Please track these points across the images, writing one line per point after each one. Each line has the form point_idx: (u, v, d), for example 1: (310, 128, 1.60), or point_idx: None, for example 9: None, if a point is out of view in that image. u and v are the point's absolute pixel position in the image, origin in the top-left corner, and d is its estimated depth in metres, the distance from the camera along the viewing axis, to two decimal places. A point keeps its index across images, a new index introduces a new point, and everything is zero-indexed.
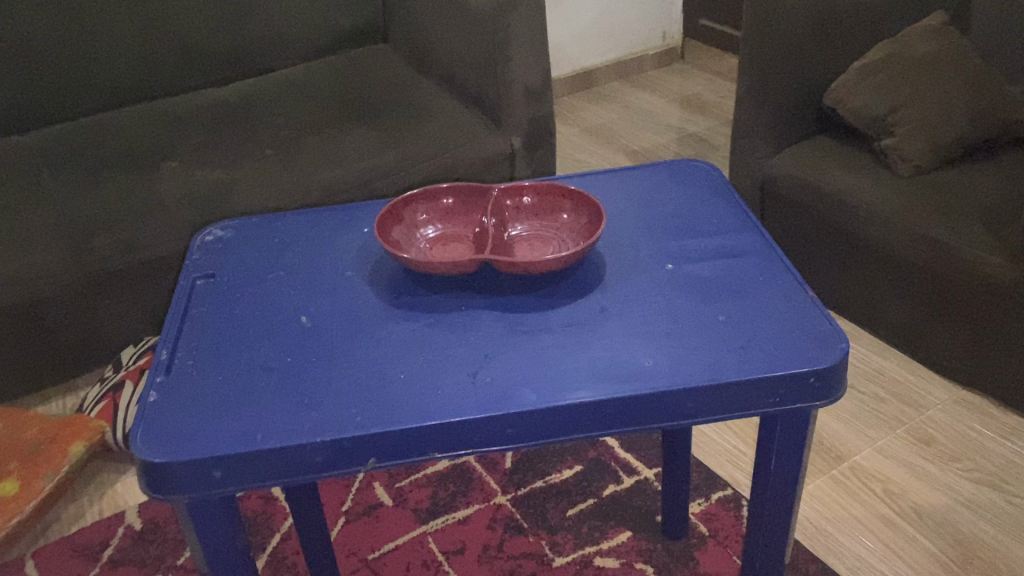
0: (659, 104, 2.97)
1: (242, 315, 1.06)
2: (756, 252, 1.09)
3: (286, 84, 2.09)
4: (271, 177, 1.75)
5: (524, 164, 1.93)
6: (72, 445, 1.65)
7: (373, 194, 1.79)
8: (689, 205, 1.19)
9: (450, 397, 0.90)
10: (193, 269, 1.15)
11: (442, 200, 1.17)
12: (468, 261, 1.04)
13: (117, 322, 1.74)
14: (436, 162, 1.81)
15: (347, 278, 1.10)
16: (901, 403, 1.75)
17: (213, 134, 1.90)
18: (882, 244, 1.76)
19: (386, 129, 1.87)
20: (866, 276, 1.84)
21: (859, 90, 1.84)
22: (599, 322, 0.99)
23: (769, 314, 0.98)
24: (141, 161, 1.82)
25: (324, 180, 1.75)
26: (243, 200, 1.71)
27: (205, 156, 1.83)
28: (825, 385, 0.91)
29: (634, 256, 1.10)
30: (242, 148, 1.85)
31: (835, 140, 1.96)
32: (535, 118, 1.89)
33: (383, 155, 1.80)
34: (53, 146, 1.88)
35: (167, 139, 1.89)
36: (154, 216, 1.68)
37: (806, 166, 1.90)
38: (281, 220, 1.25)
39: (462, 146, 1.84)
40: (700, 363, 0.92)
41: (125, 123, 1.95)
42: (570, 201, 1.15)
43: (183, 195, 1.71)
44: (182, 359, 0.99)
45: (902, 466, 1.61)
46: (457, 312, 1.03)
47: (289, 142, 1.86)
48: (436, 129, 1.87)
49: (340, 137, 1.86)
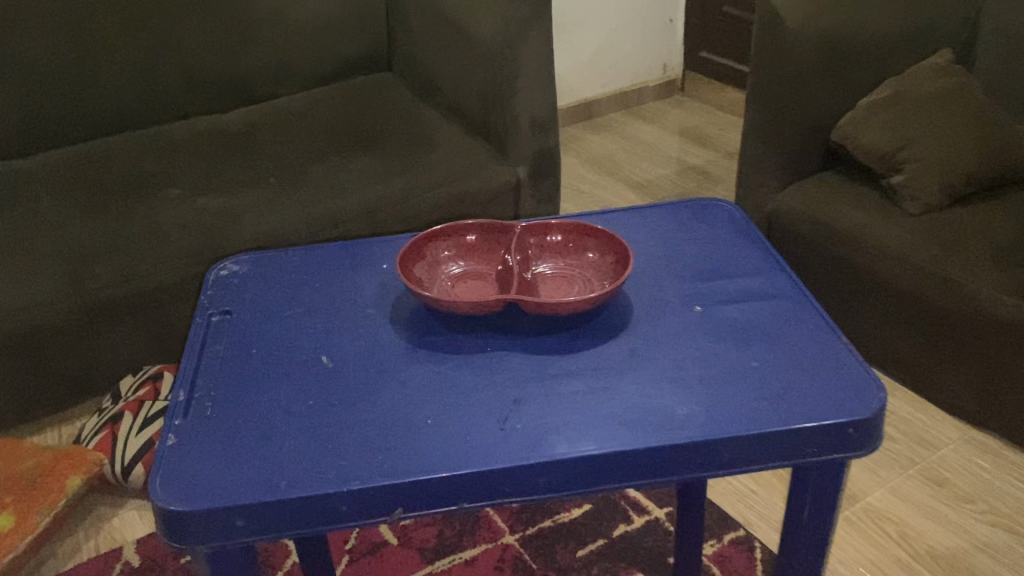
0: (660, 136, 2.97)
1: (261, 354, 1.03)
2: (784, 296, 1.07)
3: (292, 111, 2.07)
4: (277, 206, 1.73)
5: (530, 195, 1.92)
6: (68, 477, 1.61)
7: (380, 226, 1.77)
8: (714, 246, 1.17)
9: (480, 444, 0.87)
10: (208, 305, 1.12)
11: (465, 236, 1.14)
12: (494, 301, 1.01)
13: (118, 350, 1.71)
14: (445, 193, 1.80)
15: (368, 316, 1.08)
16: (913, 442, 1.73)
17: (218, 162, 1.88)
18: (895, 283, 1.75)
19: (394, 159, 1.86)
20: (876, 316, 1.83)
21: (868, 128, 1.83)
22: (628, 366, 0.97)
23: (803, 360, 0.97)
24: (145, 188, 1.79)
25: (331, 212, 1.73)
26: (248, 231, 1.68)
27: (209, 184, 1.81)
28: (863, 437, 0.89)
29: (662, 295, 1.08)
30: (247, 177, 1.82)
31: (843, 177, 1.96)
32: (542, 149, 1.87)
33: (391, 185, 1.78)
34: (54, 173, 1.85)
35: (171, 167, 1.86)
36: (157, 247, 1.65)
37: (817, 203, 1.89)
38: (298, 255, 1.22)
39: (471, 177, 1.82)
40: (734, 411, 0.90)
41: (127, 150, 1.92)
42: (597, 240, 1.12)
43: (188, 223, 1.69)
44: (200, 400, 0.96)
45: (916, 507, 1.59)
46: (483, 353, 1.00)
47: (295, 170, 1.84)
48: (444, 160, 1.85)
49: (347, 166, 1.84)
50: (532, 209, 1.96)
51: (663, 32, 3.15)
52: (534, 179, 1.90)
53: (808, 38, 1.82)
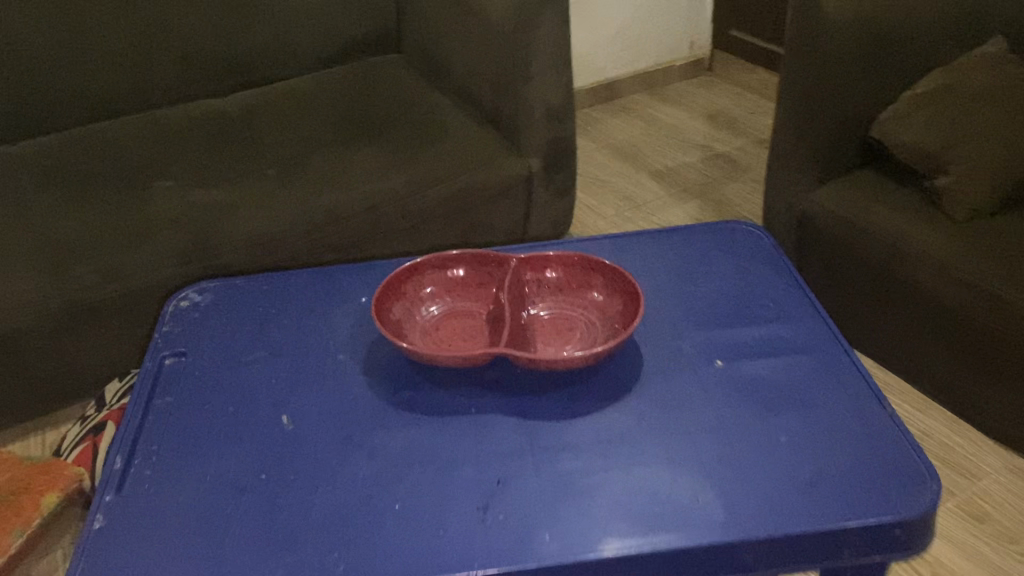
0: (685, 119, 2.67)
1: (215, 409, 0.90)
2: (817, 349, 0.92)
3: (292, 93, 1.74)
4: (273, 199, 1.42)
5: (543, 189, 1.61)
6: (43, 497, 1.24)
7: (382, 224, 1.47)
8: (738, 284, 1.02)
9: (456, 539, 0.74)
10: (162, 344, 0.99)
11: (451, 271, 1.00)
12: (479, 355, 0.87)
13: (98, 365, 1.40)
14: (452, 184, 1.50)
15: (340, 362, 0.94)
16: (950, 469, 1.36)
17: (208, 149, 1.55)
18: (946, 309, 1.33)
19: (400, 146, 1.54)
20: (922, 349, 1.42)
21: (909, 121, 1.42)
22: (633, 437, 0.83)
23: (839, 436, 0.82)
24: (128, 178, 1.48)
25: (327, 206, 1.42)
26: (239, 229, 1.37)
27: (202, 175, 1.49)
28: (909, 537, 0.76)
29: (676, 344, 0.93)
30: (240, 167, 1.51)
31: (877, 175, 1.53)
32: (557, 139, 1.58)
33: (393, 178, 1.47)
34: (34, 160, 1.54)
35: (159, 152, 1.55)
36: (142, 244, 1.34)
37: (848, 202, 1.47)
38: (269, 285, 1.08)
39: (482, 167, 1.52)
40: (755, 503, 0.76)
41: (116, 133, 1.61)
42: (603, 276, 0.98)
43: (175, 218, 1.38)
44: (139, 468, 0.84)
45: (971, 559, 1.23)
46: (467, 416, 0.86)
47: (292, 158, 1.52)
48: (456, 148, 1.54)
49: (347, 155, 1.52)
50: (543, 205, 1.65)
51: (692, 5, 2.82)
52: (548, 172, 1.60)
53: (925, 17, 1.46)
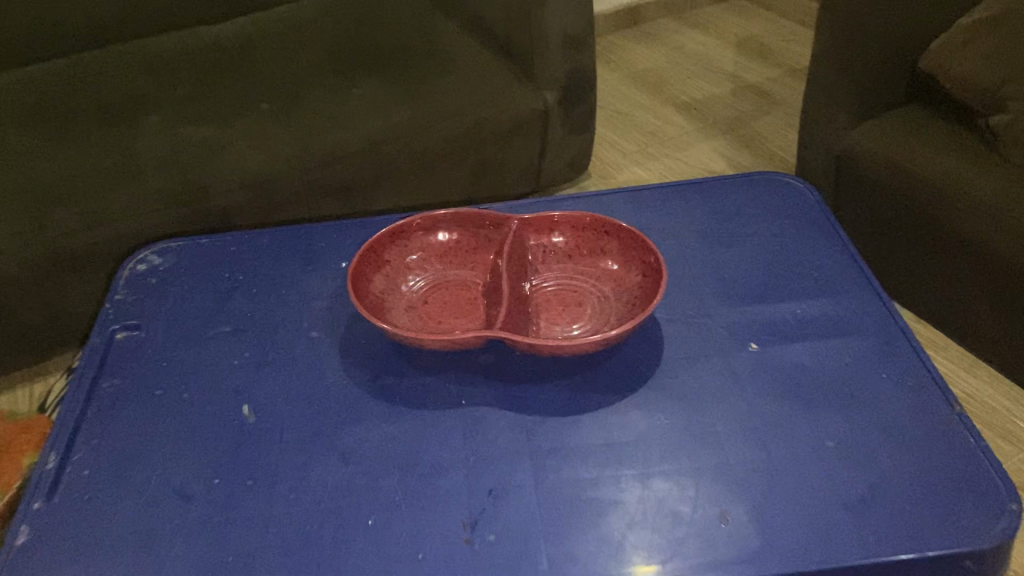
0: (714, 48, 2.47)
1: (168, 397, 0.78)
2: (869, 330, 0.78)
3: (293, 22, 1.53)
4: (268, 137, 1.23)
5: (558, 124, 1.43)
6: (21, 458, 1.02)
7: (382, 165, 1.28)
8: (775, 249, 0.88)
9: (435, 565, 0.62)
10: (113, 317, 0.87)
11: (444, 236, 0.87)
12: (469, 338, 0.75)
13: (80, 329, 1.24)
14: (459, 122, 1.31)
15: (313, 340, 0.82)
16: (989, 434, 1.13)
17: (201, 83, 1.36)
18: (1008, 268, 1.07)
19: (405, 79, 1.34)
20: (975, 314, 1.17)
21: (967, 50, 1.14)
22: (650, 438, 0.70)
23: (896, 440, 0.69)
24: (114, 114, 1.29)
25: (325, 144, 1.24)
26: (232, 169, 1.19)
27: (194, 108, 1.30)
28: (983, 568, 0.63)
29: (701, 324, 0.80)
30: (234, 101, 1.31)
31: (927, 111, 1.26)
32: (575, 70, 1.39)
33: (398, 113, 1.28)
34: (15, 93, 1.35)
35: (146, 85, 1.36)
36: (128, 185, 1.16)
37: (894, 140, 1.22)
38: (237, 246, 0.95)
39: (493, 101, 1.33)
40: (792, 522, 0.64)
41: (102, 65, 1.42)
42: (617, 241, 0.84)
43: (165, 157, 1.20)
44: (77, 470, 0.72)
45: None
46: (455, 409, 0.74)
47: (291, 93, 1.33)
48: (469, 80, 1.35)
49: (349, 90, 1.32)
50: (559, 139, 1.47)
51: None
52: (564, 105, 1.42)
53: None
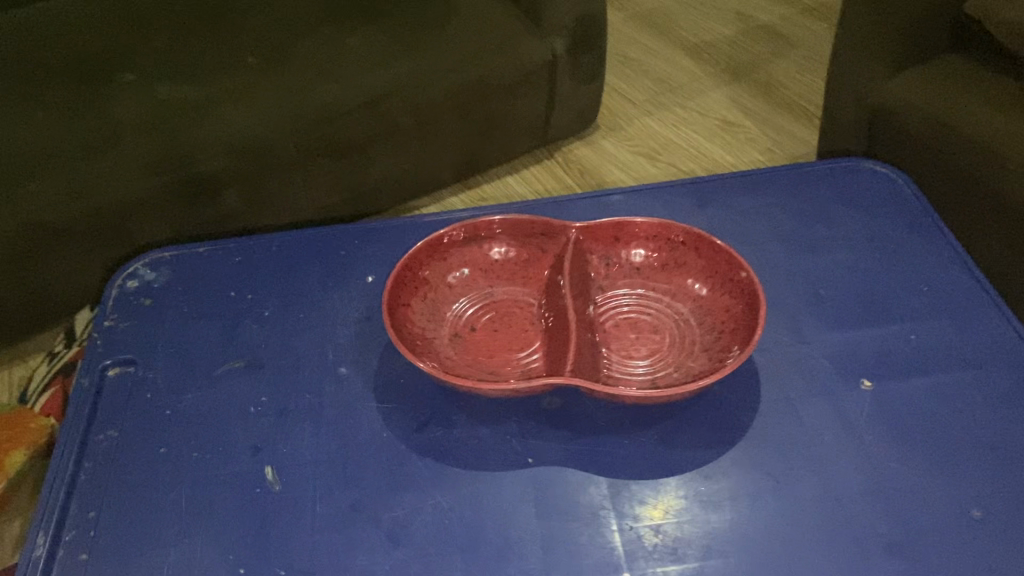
0: None
1: (173, 456, 0.65)
2: (996, 363, 0.66)
3: None
4: (250, 93, 1.05)
5: (568, 76, 1.26)
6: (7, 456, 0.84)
7: (380, 124, 1.11)
8: (874, 259, 0.76)
9: None
10: (103, 351, 0.74)
11: (490, 249, 0.74)
12: (531, 386, 0.62)
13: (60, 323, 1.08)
14: (464, 74, 1.13)
15: (343, 378, 0.70)
16: None
17: (164, 27, 1.16)
18: None
19: (400, 24, 1.15)
20: None
21: None
22: (757, 506, 0.59)
23: None
24: (63, 65, 1.08)
25: (318, 103, 1.06)
26: (217, 131, 1.01)
27: (159, 59, 1.10)
28: None
29: (800, 354, 0.68)
30: (206, 50, 1.12)
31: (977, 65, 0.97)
32: (587, 12, 1.21)
33: (396, 65, 1.10)
34: None
35: (103, 31, 1.15)
36: (97, 155, 0.97)
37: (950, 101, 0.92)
38: (243, 256, 0.82)
39: (502, 53, 1.16)
40: None
41: (54, 9, 1.21)
42: (698, 253, 0.71)
43: (135, 118, 1.01)
44: (69, 556, 0.60)
45: None
46: (521, 469, 0.62)
47: (271, 40, 1.13)
48: (473, 27, 1.17)
49: (337, 36, 1.14)
50: (570, 90, 1.30)
51: None
52: (573, 52, 1.24)
53: None
